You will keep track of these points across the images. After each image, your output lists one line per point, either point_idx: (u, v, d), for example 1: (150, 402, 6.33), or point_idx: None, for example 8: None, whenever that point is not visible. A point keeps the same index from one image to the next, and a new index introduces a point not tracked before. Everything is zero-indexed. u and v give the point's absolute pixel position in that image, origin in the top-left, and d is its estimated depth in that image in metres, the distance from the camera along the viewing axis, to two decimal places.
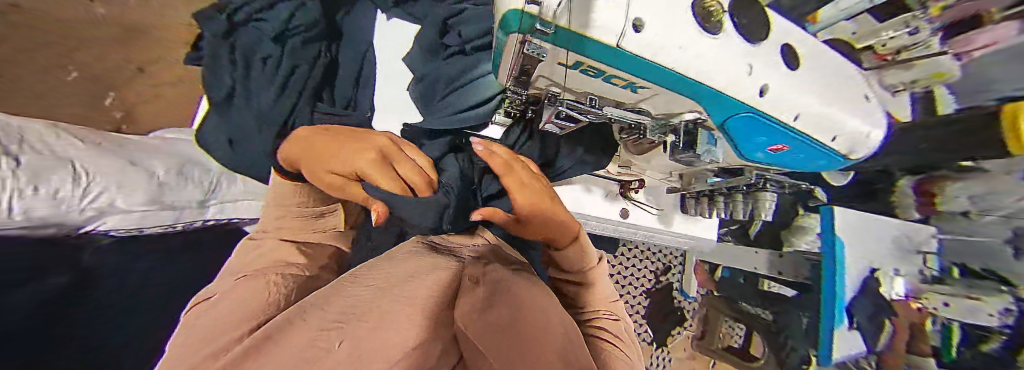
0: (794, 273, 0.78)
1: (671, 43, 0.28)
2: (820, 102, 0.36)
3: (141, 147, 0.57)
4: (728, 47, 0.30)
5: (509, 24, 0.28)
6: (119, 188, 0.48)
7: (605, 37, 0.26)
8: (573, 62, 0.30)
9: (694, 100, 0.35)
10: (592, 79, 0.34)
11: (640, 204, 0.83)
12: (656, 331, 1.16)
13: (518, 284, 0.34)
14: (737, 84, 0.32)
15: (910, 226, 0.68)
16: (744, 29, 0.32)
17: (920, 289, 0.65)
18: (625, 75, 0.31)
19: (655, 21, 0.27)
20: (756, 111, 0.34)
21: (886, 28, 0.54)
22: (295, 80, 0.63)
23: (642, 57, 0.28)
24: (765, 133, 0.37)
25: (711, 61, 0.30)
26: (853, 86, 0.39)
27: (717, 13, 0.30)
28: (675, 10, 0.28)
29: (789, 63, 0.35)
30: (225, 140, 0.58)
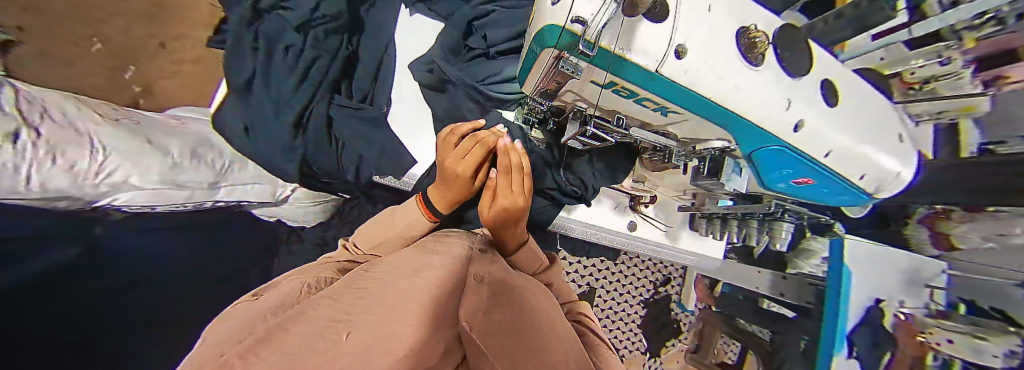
0: (795, 295, 0.78)
1: (710, 72, 0.27)
2: (855, 139, 0.35)
3: (160, 126, 0.56)
4: (768, 79, 0.30)
5: (547, 39, 0.27)
6: (132, 165, 0.47)
7: (645, 60, 0.26)
8: (606, 83, 0.30)
9: (724, 129, 0.34)
10: (622, 100, 0.33)
11: (649, 219, 0.83)
12: (650, 341, 1.18)
13: (523, 293, 0.36)
14: (774, 117, 0.31)
15: (921, 260, 0.66)
16: (786, 61, 0.31)
17: (924, 322, 0.62)
18: (657, 98, 0.30)
19: (700, 50, 0.27)
20: (787, 146, 0.33)
21: (919, 56, 0.51)
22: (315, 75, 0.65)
23: (679, 84, 0.27)
24: (791, 167, 0.37)
25: (749, 93, 0.29)
26: (889, 125, 0.38)
27: (763, 45, 0.30)
28: (718, 39, 0.27)
29: (828, 100, 0.33)
30: (241, 127, 0.59)
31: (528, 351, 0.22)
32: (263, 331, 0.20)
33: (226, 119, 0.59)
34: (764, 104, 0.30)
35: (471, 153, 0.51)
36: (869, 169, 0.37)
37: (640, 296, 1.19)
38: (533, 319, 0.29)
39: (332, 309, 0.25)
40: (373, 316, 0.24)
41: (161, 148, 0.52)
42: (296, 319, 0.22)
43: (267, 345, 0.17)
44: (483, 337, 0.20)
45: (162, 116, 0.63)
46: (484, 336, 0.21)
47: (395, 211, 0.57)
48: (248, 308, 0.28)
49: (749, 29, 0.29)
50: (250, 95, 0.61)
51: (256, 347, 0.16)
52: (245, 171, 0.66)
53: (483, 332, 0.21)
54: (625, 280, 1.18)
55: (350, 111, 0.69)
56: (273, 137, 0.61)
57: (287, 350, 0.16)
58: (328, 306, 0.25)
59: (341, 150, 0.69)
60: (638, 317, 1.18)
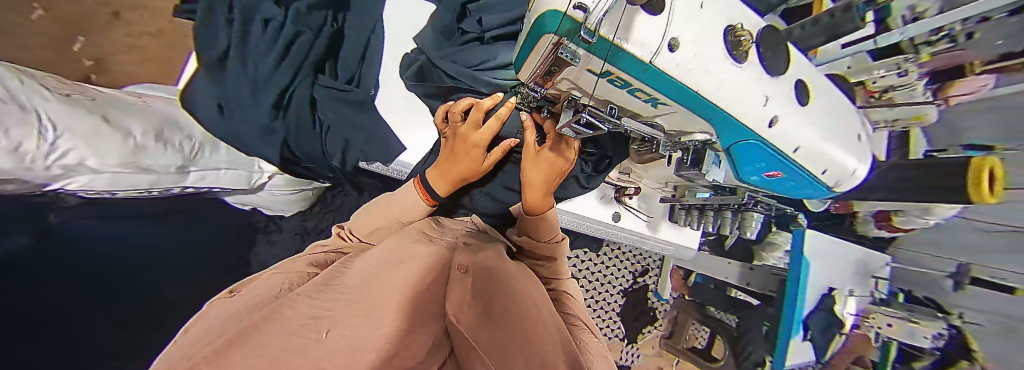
0: (761, 285, 0.86)
1: (699, 67, 0.28)
2: (820, 136, 0.38)
3: (112, 103, 0.51)
4: (750, 77, 0.31)
5: (546, 25, 0.26)
6: (88, 147, 0.42)
7: (641, 51, 0.25)
8: (603, 71, 0.29)
9: (708, 123, 0.35)
10: (617, 89, 0.33)
11: (633, 209, 0.85)
12: (628, 328, 1.24)
13: (511, 275, 0.39)
14: (753, 114, 0.33)
15: (869, 253, 0.73)
16: (767, 60, 0.32)
17: (870, 309, 0.70)
18: (649, 90, 0.30)
19: (692, 43, 0.27)
20: (762, 140, 0.35)
21: (883, 65, 0.50)
22: (298, 51, 0.61)
23: (671, 78, 0.27)
24: (765, 160, 0.38)
25: (732, 91, 0.30)
26: (850, 124, 0.41)
27: (748, 44, 0.30)
28: (710, 35, 0.28)
29: (800, 99, 0.36)
30: (213, 105, 0.57)
31: (510, 329, 0.26)
32: (236, 332, 0.19)
33: (198, 96, 0.56)
34: (744, 101, 0.31)
35: (487, 125, 0.52)
36: (832, 166, 0.41)
37: (621, 285, 1.24)
38: (521, 300, 0.33)
39: (312, 307, 0.25)
40: (353, 315, 0.24)
41: (121, 128, 0.47)
42: (273, 318, 0.22)
43: (241, 351, 0.17)
44: (469, 329, 0.24)
45: (120, 92, 0.58)
46: (470, 328, 0.24)
47: (387, 201, 0.56)
48: (227, 309, 0.26)
49: (737, 28, 0.30)
50: (225, 73, 0.57)
51: (231, 354, 0.16)
52: (217, 153, 0.63)
53: (470, 324, 0.25)
54: (607, 270, 1.23)
55: (331, 92, 0.65)
56: (250, 119, 0.58)
57: (260, 357, 0.16)
58: (310, 304, 0.25)
59: (326, 133, 0.68)
60: (618, 305, 1.23)
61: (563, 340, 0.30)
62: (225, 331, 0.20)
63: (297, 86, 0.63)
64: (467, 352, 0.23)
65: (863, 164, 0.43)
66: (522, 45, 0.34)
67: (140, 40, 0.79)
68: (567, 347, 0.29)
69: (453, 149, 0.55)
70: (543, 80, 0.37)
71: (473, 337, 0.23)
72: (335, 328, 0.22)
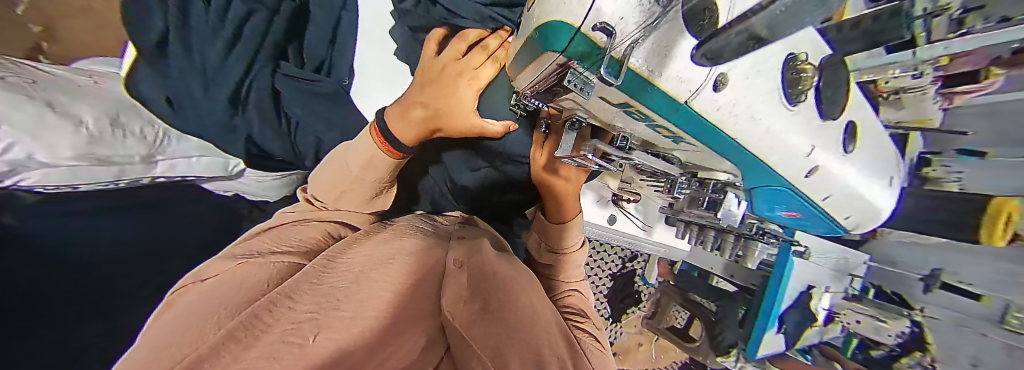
0: (744, 278, 0.86)
1: (745, 112, 0.23)
2: (859, 181, 0.35)
3: (60, 86, 0.46)
4: (801, 122, 0.26)
5: (550, 42, 0.21)
6: (37, 140, 0.40)
7: (676, 88, 0.21)
8: (619, 102, 0.25)
9: (734, 165, 0.32)
10: (634, 121, 0.30)
11: (628, 213, 0.86)
12: (613, 309, 1.31)
13: (510, 277, 0.37)
14: (790, 163, 0.30)
15: (854, 252, 0.74)
16: (823, 100, 0.28)
17: (841, 305, 0.74)
18: (673, 127, 0.27)
19: (744, 80, 0.21)
20: (790, 186, 0.33)
21: None
22: (244, 44, 0.56)
23: (708, 120, 0.24)
24: (788, 202, 0.37)
25: (774, 138, 0.26)
26: (889, 169, 0.38)
27: (808, 82, 0.25)
28: (770, 68, 0.22)
29: (846, 145, 0.32)
30: (163, 100, 0.52)
31: (507, 336, 0.24)
32: (215, 338, 0.18)
33: (143, 92, 0.51)
34: (785, 150, 0.28)
35: (482, 66, 0.49)
36: (855, 211, 0.39)
37: (609, 270, 1.28)
38: (524, 312, 0.30)
39: (295, 310, 0.22)
40: (342, 313, 0.22)
41: (70, 114, 0.45)
42: (253, 325, 0.20)
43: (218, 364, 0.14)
44: (464, 325, 0.23)
45: (66, 71, 0.52)
46: (468, 327, 0.23)
47: (349, 152, 0.55)
48: (193, 310, 0.25)
49: (798, 56, 0.24)
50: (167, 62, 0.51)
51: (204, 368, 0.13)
52: (185, 141, 0.59)
53: (466, 321, 0.24)
54: (597, 255, 1.26)
55: (296, 82, 0.62)
56: (204, 111, 0.55)
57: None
58: (300, 306, 0.23)
59: (295, 130, 0.66)
60: (605, 288, 1.29)
61: (562, 344, 0.29)
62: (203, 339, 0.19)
63: (254, 80, 0.58)
64: (462, 349, 0.22)
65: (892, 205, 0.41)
66: (520, 53, 0.30)
67: None
68: (563, 350, 0.28)
69: (430, 78, 0.53)
70: (541, 94, 0.33)
71: (468, 338, 0.22)
72: (321, 332, 0.20)
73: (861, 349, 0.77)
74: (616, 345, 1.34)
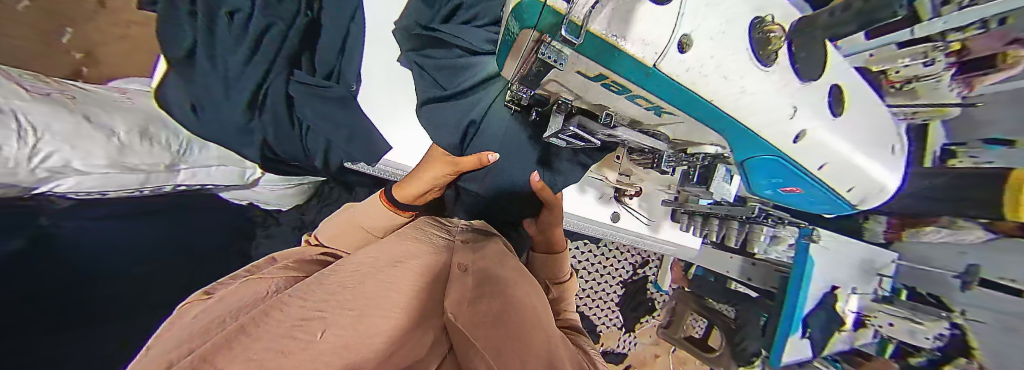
0: (761, 280, 0.82)
1: (717, 71, 0.24)
2: (853, 149, 0.35)
3: (94, 101, 0.49)
4: (775, 83, 0.27)
5: (527, 16, 0.24)
6: (74, 148, 0.42)
7: (643, 52, 0.22)
8: (596, 74, 0.27)
9: (720, 135, 0.33)
10: (613, 94, 0.31)
11: (632, 209, 0.84)
12: (626, 318, 1.26)
13: (513, 280, 0.35)
14: (776, 126, 0.30)
15: (875, 251, 0.71)
16: (799, 61, 0.29)
17: (870, 307, 0.69)
18: (651, 97, 0.28)
19: (708, 42, 0.23)
20: (784, 155, 0.33)
21: (907, 54, 0.47)
22: (263, 54, 0.58)
23: (680, 84, 0.24)
24: (783, 176, 0.37)
25: (753, 100, 0.27)
26: (884, 135, 0.38)
27: (777, 42, 0.27)
28: (732, 29, 0.24)
29: (834, 109, 0.33)
30: (187, 103, 0.56)
31: (515, 337, 0.22)
32: (227, 329, 0.16)
33: (171, 98, 0.56)
34: (766, 112, 0.28)
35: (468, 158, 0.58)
36: (859, 183, 0.39)
37: (620, 276, 1.24)
38: (525, 312, 0.28)
39: (302, 307, 0.20)
40: (348, 312, 0.21)
41: (104, 126, 0.46)
42: (262, 320, 0.18)
43: (228, 352, 0.13)
44: (467, 327, 0.22)
45: (101, 88, 0.56)
46: (471, 329, 0.22)
47: (353, 214, 0.54)
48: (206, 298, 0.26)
49: (763, 19, 0.26)
50: (194, 70, 0.56)
51: (206, 357, 0.12)
52: (206, 151, 0.61)
53: (469, 324, 0.22)
54: (606, 261, 1.22)
55: (308, 89, 0.64)
56: (222, 119, 0.58)
57: (253, 357, 0.13)
58: (308, 302, 0.21)
59: (307, 134, 0.68)
60: (616, 296, 1.24)
61: (565, 357, 0.26)
62: (227, 321, 0.19)
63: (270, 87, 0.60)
64: (465, 346, 0.21)
65: (896, 178, 0.40)
66: (505, 41, 0.32)
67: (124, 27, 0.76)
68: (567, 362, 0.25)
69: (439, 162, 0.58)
70: (527, 80, 0.34)
71: (474, 341, 0.20)
72: (330, 329, 0.18)
73: (896, 357, 0.72)
74: (631, 356, 1.28)
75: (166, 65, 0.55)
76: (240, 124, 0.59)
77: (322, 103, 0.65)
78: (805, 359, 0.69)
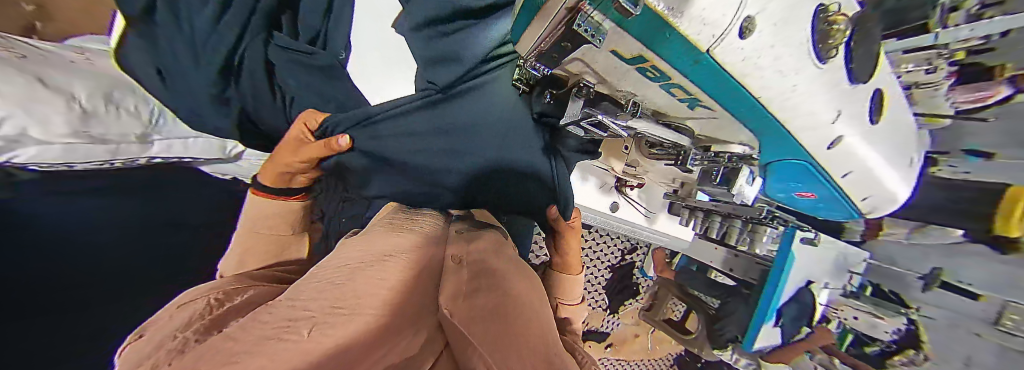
0: (742, 271, 0.87)
1: (772, 65, 0.22)
2: (880, 158, 0.35)
3: (47, 61, 0.45)
4: (827, 83, 0.26)
5: None
6: (29, 113, 0.39)
7: (699, 32, 0.19)
8: (634, 55, 0.24)
9: (751, 131, 0.31)
10: (647, 80, 0.30)
11: (630, 200, 0.82)
12: (611, 300, 1.31)
13: (508, 273, 0.35)
14: (813, 130, 0.29)
15: (852, 249, 0.74)
16: (853, 64, 0.27)
17: (839, 301, 0.74)
18: (689, 85, 0.26)
19: (771, 28, 0.20)
20: (810, 158, 0.32)
21: (915, 58, 0.47)
22: (238, 10, 0.54)
23: (731, 75, 0.22)
24: (805, 180, 0.37)
25: (798, 100, 0.25)
26: (909, 148, 0.38)
27: (840, 36, 0.24)
28: (799, 16, 0.21)
29: (874, 116, 0.32)
30: (154, 70, 0.51)
31: (512, 338, 0.21)
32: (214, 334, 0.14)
33: (133, 63, 0.51)
34: (809, 115, 0.27)
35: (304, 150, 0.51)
36: (876, 192, 0.40)
37: (608, 261, 1.27)
38: (523, 313, 0.27)
39: (292, 307, 0.18)
40: (341, 311, 0.18)
41: (62, 90, 0.42)
42: (250, 323, 0.16)
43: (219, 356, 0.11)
44: (465, 323, 0.19)
45: (56, 46, 0.51)
46: (469, 325, 0.20)
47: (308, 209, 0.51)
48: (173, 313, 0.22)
49: (828, 8, 0.23)
50: (155, 29, 0.51)
51: (197, 363, 0.10)
52: (181, 122, 0.58)
53: (466, 318, 0.20)
54: (596, 247, 1.24)
55: (290, 55, 0.58)
56: (194, 85, 0.53)
57: (254, 355, 0.11)
58: (300, 303, 0.19)
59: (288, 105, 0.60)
60: (604, 280, 1.28)
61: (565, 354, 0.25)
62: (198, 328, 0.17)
63: (244, 53, 0.55)
64: (464, 348, 0.19)
65: (909, 186, 0.41)
66: (528, 8, 0.29)
67: None
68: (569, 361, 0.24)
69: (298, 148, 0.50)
70: (546, 57, 0.32)
71: (469, 336, 0.19)
72: (317, 327, 0.15)
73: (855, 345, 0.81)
74: (613, 336, 1.35)
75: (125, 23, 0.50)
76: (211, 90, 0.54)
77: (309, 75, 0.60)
78: (776, 344, 0.75)
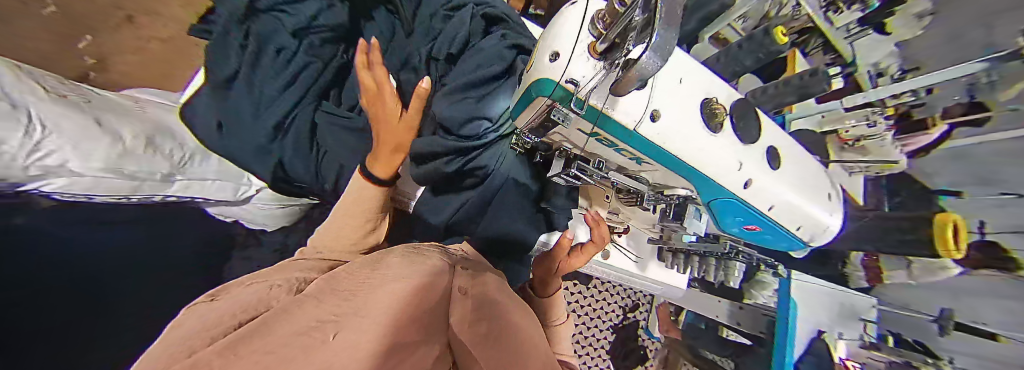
0: (751, 326, 0.81)
1: (679, 137, 0.31)
2: (795, 196, 0.40)
3: (110, 108, 0.51)
4: (722, 145, 0.33)
5: (541, 90, 0.29)
6: (75, 148, 0.42)
7: (626, 119, 0.29)
8: (591, 132, 0.32)
9: (688, 181, 0.37)
10: (603, 147, 0.36)
11: (620, 247, 0.84)
12: (618, 369, 1.18)
13: (504, 303, 0.35)
14: (726, 175, 0.34)
15: (848, 293, 0.73)
16: (739, 129, 0.34)
17: (862, 353, 0.69)
18: (633, 151, 0.34)
19: (672, 114, 0.31)
20: (735, 198, 0.37)
21: (853, 116, 0.57)
22: (300, 85, 0.65)
23: (652, 143, 0.31)
24: (739, 214, 0.40)
25: (711, 156, 0.33)
26: (821, 181, 0.43)
27: (721, 117, 0.33)
28: (690, 109, 0.32)
29: (773, 163, 0.38)
30: (215, 122, 0.57)
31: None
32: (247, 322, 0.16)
33: (198, 113, 0.56)
34: (717, 165, 0.33)
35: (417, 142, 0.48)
36: (807, 224, 0.43)
37: (610, 320, 1.20)
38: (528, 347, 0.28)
39: (322, 305, 0.19)
40: (369, 314, 0.19)
41: (112, 131, 0.48)
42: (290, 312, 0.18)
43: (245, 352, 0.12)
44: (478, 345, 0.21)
45: (116, 95, 0.58)
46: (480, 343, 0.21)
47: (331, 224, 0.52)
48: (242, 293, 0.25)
49: (711, 102, 0.33)
50: (228, 92, 0.59)
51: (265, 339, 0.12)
52: (207, 164, 0.62)
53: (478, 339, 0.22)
54: (597, 303, 1.20)
55: (332, 118, 0.69)
56: (246, 135, 0.59)
57: (272, 351, 0.12)
58: (327, 303, 0.20)
59: (322, 158, 0.69)
60: (607, 342, 1.18)
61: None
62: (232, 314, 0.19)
63: (297, 114, 0.65)
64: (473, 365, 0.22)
65: (835, 219, 0.44)
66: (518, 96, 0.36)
67: (145, 44, 0.82)
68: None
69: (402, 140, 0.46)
70: (535, 131, 0.37)
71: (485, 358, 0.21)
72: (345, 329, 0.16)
73: None
74: None
75: (203, 82, 0.58)
76: (259, 140, 0.60)
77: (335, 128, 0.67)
78: None
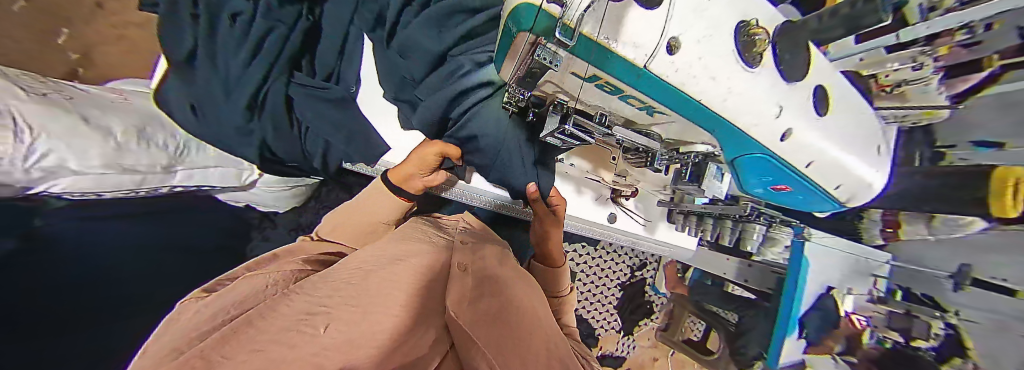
0: (758, 282, 0.83)
1: (704, 73, 0.26)
2: (834, 148, 0.36)
3: (92, 102, 0.50)
4: (765, 82, 0.29)
5: (522, 20, 0.23)
6: (69, 148, 0.41)
7: (634, 55, 0.23)
8: (589, 75, 0.27)
9: (711, 134, 0.34)
10: (608, 94, 0.32)
11: (628, 211, 0.82)
12: (625, 321, 1.26)
13: (509, 278, 0.36)
14: (761, 126, 0.31)
15: (866, 250, 0.71)
16: (783, 65, 0.31)
17: (866, 306, 0.69)
18: (643, 97, 0.29)
19: (695, 46, 0.25)
20: (769, 154, 0.34)
21: (897, 59, 0.49)
22: (267, 52, 0.58)
23: (669, 84, 0.25)
24: (773, 174, 0.38)
25: (737, 100, 0.28)
26: (868, 134, 0.40)
27: (762, 44, 0.28)
28: (716, 35, 0.26)
29: (818, 108, 0.34)
30: (188, 105, 0.56)
31: (518, 340, 0.24)
32: (229, 327, 0.18)
33: (171, 99, 0.56)
34: (752, 113, 0.30)
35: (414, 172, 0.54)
36: (847, 181, 0.40)
37: (618, 279, 1.24)
38: (525, 319, 0.29)
39: (308, 302, 0.22)
40: (353, 308, 0.22)
41: (101, 127, 0.46)
42: (271, 315, 0.20)
43: (222, 358, 0.13)
44: (471, 326, 0.22)
45: (98, 88, 0.57)
46: (472, 326, 0.22)
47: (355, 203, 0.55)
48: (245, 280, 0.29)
49: (748, 23, 0.28)
50: (194, 71, 0.57)
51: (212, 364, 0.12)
52: (203, 153, 0.62)
53: (471, 321, 0.23)
54: (605, 264, 1.23)
55: (310, 90, 0.63)
56: (224, 115, 0.58)
57: (254, 355, 0.14)
58: (308, 300, 0.23)
59: (305, 134, 0.66)
60: (614, 299, 1.24)
61: (568, 357, 0.28)
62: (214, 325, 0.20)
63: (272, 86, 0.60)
64: (470, 347, 0.22)
65: (881, 175, 0.41)
66: (502, 45, 0.32)
67: (123, 30, 0.82)
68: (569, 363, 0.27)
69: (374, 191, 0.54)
70: (523, 82, 0.34)
71: (474, 333, 0.22)
72: (332, 323, 0.19)
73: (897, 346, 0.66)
74: (630, 360, 1.28)
75: (168, 64, 0.56)
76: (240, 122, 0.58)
77: (313, 104, 0.63)
78: (797, 361, 0.67)
